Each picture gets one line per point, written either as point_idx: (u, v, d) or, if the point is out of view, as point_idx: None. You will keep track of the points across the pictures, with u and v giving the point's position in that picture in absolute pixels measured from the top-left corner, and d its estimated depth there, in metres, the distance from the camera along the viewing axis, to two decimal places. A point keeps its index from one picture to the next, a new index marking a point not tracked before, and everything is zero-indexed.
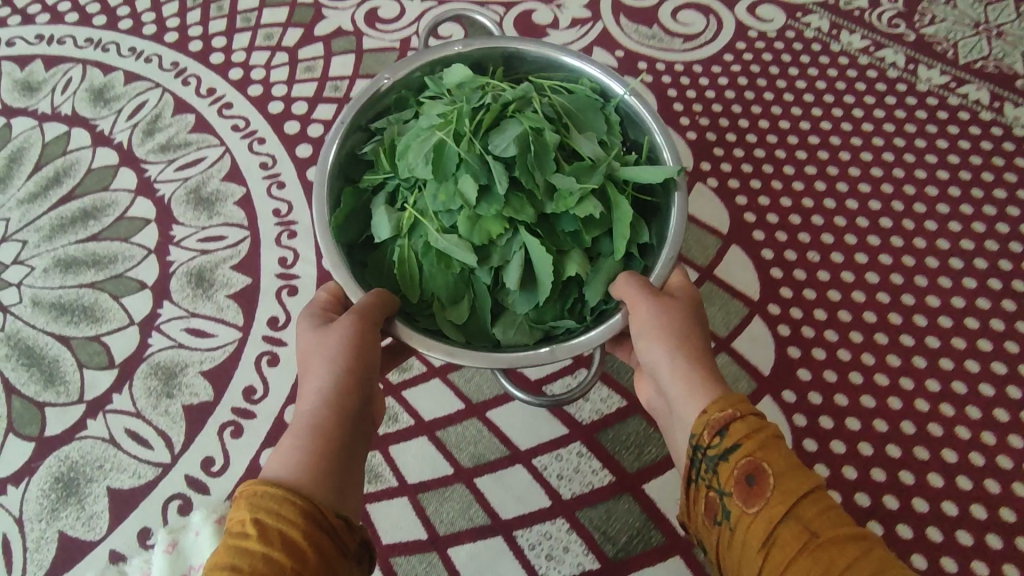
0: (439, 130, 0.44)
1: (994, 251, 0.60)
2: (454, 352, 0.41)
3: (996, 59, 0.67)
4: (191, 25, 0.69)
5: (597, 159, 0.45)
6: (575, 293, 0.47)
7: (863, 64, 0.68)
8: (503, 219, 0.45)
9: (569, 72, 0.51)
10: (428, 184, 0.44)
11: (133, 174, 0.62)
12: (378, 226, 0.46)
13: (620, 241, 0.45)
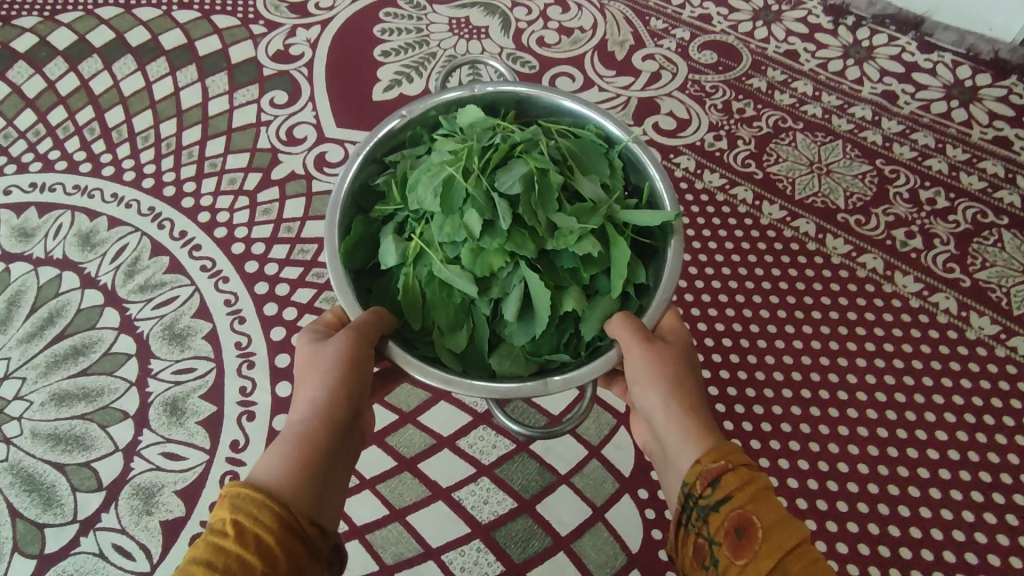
0: (449, 165, 0.50)
1: (896, 366, 0.64)
2: (450, 379, 0.46)
3: (867, 181, 0.75)
4: (166, 171, 0.81)
5: (597, 200, 0.52)
6: (570, 329, 0.53)
7: (719, 200, 0.75)
8: (504, 252, 0.50)
9: (576, 118, 0.58)
10: (435, 216, 0.50)
11: (117, 313, 0.70)
12: (386, 254, 0.52)
13: (618, 280, 0.51)
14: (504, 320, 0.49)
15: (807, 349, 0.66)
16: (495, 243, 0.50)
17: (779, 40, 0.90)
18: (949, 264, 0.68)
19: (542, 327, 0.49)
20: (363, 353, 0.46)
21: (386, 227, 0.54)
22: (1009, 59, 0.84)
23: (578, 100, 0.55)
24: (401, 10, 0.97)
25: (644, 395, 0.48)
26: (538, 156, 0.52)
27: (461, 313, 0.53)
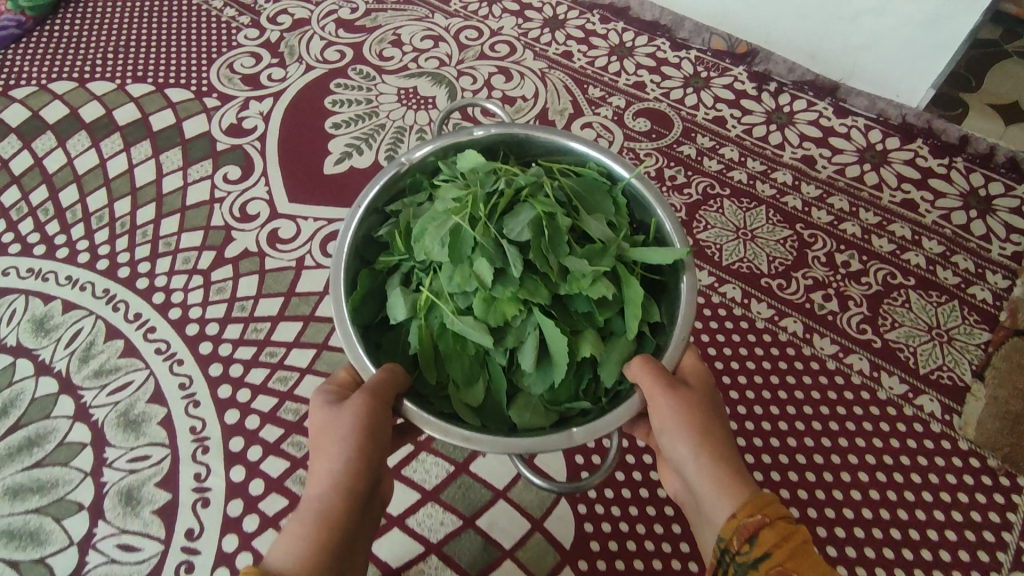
0: (456, 218, 0.57)
1: (818, 429, 0.69)
2: (471, 438, 0.52)
3: (789, 245, 0.81)
4: (120, 251, 0.83)
5: (604, 240, 0.58)
6: (587, 373, 0.59)
7: None
8: (516, 300, 0.56)
9: (576, 158, 0.66)
10: (446, 266, 0.56)
11: (71, 401, 0.71)
12: (397, 306, 0.58)
13: (631, 321, 0.58)
14: (523, 369, 0.55)
15: (733, 413, 0.70)
16: (508, 291, 0.56)
17: (707, 106, 0.96)
18: (862, 325, 0.74)
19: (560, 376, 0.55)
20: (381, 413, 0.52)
21: (396, 276, 0.60)
22: (916, 122, 0.91)
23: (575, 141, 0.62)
24: (351, 81, 1.01)
25: (672, 443, 0.53)
26: (542, 202, 0.58)
27: (477, 359, 0.59)
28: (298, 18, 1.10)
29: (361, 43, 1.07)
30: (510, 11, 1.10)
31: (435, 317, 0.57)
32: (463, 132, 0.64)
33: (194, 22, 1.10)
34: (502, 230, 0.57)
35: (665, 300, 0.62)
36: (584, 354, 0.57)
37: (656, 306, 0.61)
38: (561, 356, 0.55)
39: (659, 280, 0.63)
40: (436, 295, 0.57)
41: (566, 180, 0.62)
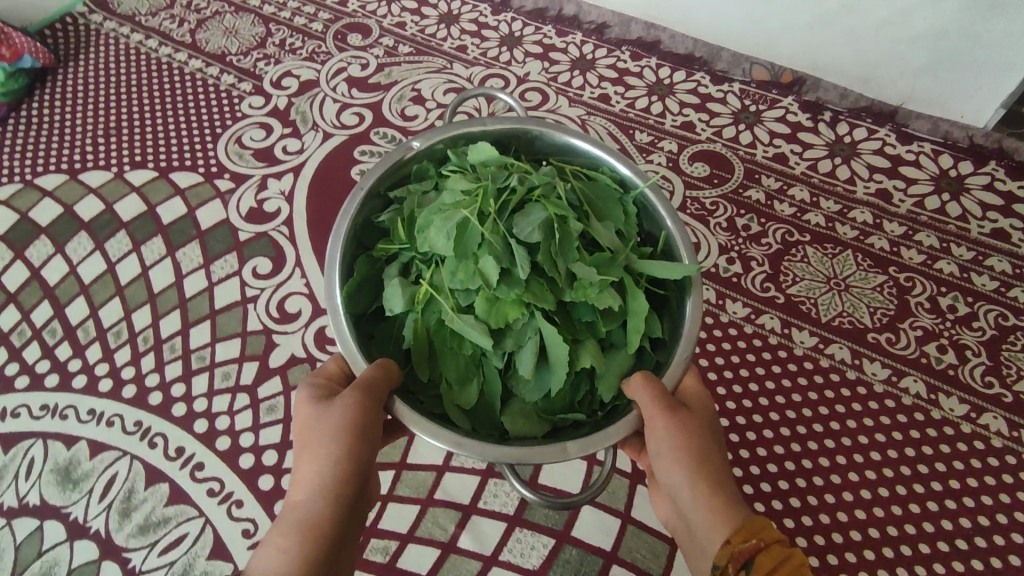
0: (464, 211, 0.53)
1: (972, 507, 0.63)
2: (461, 445, 0.48)
3: (888, 293, 0.75)
4: (147, 373, 0.72)
5: (615, 249, 0.56)
6: (583, 386, 0.57)
7: (749, 332, 0.73)
8: (520, 302, 0.53)
9: (590, 160, 0.63)
10: (449, 262, 0.53)
11: (117, 567, 0.62)
12: (393, 299, 0.55)
13: (635, 333, 0.55)
14: (520, 375, 0.52)
15: (875, 498, 0.64)
16: (513, 294, 0.53)
17: (764, 143, 0.90)
18: (987, 378, 0.69)
19: (558, 382, 0.52)
20: (372, 415, 0.49)
21: (393, 264, 0.58)
22: (985, 144, 0.88)
23: (593, 145, 0.60)
24: (377, 147, 0.92)
25: (668, 468, 0.51)
26: (556, 203, 0.55)
27: (471, 363, 0.56)
28: (305, 80, 1.01)
29: (379, 102, 0.98)
30: (533, 54, 1.04)
31: (432, 312, 0.54)
32: (476, 120, 0.61)
33: (190, 95, 1.00)
34: (512, 228, 0.54)
35: (667, 313, 0.59)
36: (585, 364, 0.54)
37: (660, 321, 0.58)
38: (561, 363, 0.52)
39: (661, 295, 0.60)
40: (435, 290, 0.54)
41: (579, 183, 0.59)
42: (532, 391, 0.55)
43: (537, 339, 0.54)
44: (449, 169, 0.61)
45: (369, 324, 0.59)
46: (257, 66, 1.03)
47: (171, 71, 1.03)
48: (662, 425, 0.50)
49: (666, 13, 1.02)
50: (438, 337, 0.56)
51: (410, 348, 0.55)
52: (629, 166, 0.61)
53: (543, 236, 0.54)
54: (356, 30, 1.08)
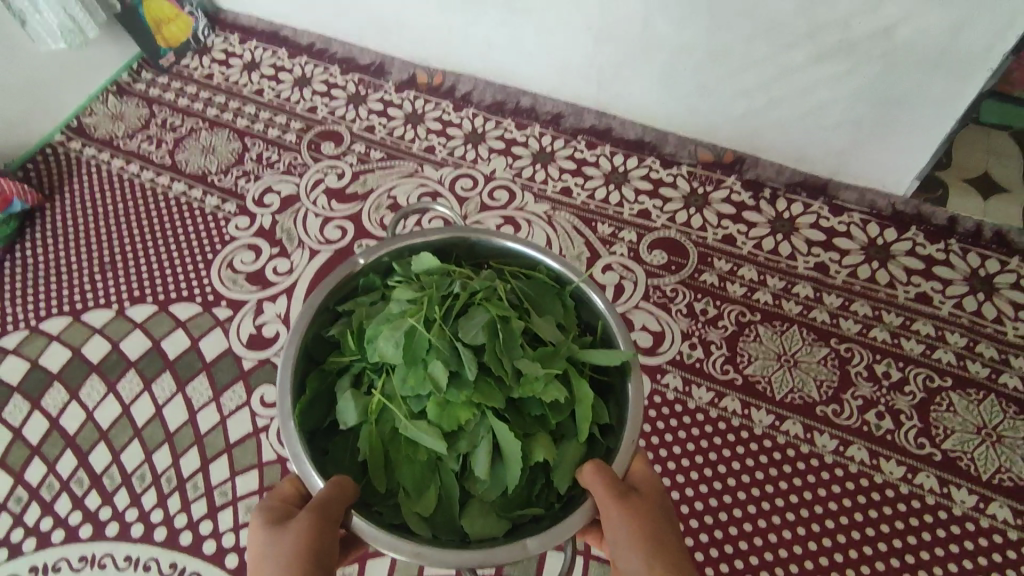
0: (413, 321, 0.62)
1: (913, 562, 0.73)
2: (423, 552, 0.56)
3: (831, 365, 0.85)
4: (175, 514, 0.82)
5: (558, 344, 0.65)
6: (539, 476, 0.64)
7: (714, 416, 0.83)
8: (471, 404, 0.61)
9: (527, 263, 0.73)
10: (401, 370, 0.61)
11: None
12: (348, 410, 0.62)
13: (582, 422, 0.63)
14: (477, 474, 0.59)
15: (829, 563, 0.74)
16: (462, 394, 0.61)
17: (714, 225, 1.00)
18: (919, 440, 0.79)
19: (515, 478, 0.59)
20: (321, 533, 0.54)
21: (346, 376, 0.65)
22: (905, 210, 0.99)
23: (527, 249, 0.71)
24: None
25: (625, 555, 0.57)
26: (498, 306, 0.64)
27: (428, 468, 0.62)
28: (286, 195, 1.08)
29: (359, 212, 1.05)
30: (497, 150, 1.13)
31: (386, 421, 0.62)
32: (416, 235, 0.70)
33: (176, 218, 1.06)
34: (459, 332, 0.62)
35: (614, 398, 0.68)
36: (540, 458, 0.61)
37: (608, 408, 0.67)
38: (513, 457, 0.59)
39: (605, 381, 0.69)
40: (390, 399, 0.62)
41: (518, 283, 0.69)
42: (489, 490, 0.62)
43: (489, 438, 0.61)
44: (395, 280, 0.70)
45: (324, 438, 0.65)
46: (238, 184, 1.10)
47: (156, 197, 1.09)
48: (614, 515, 0.57)
49: (615, 104, 1.11)
50: (394, 445, 0.63)
51: (369, 457, 0.61)
52: (563, 264, 0.72)
53: (488, 337, 0.62)
54: (328, 139, 1.16)
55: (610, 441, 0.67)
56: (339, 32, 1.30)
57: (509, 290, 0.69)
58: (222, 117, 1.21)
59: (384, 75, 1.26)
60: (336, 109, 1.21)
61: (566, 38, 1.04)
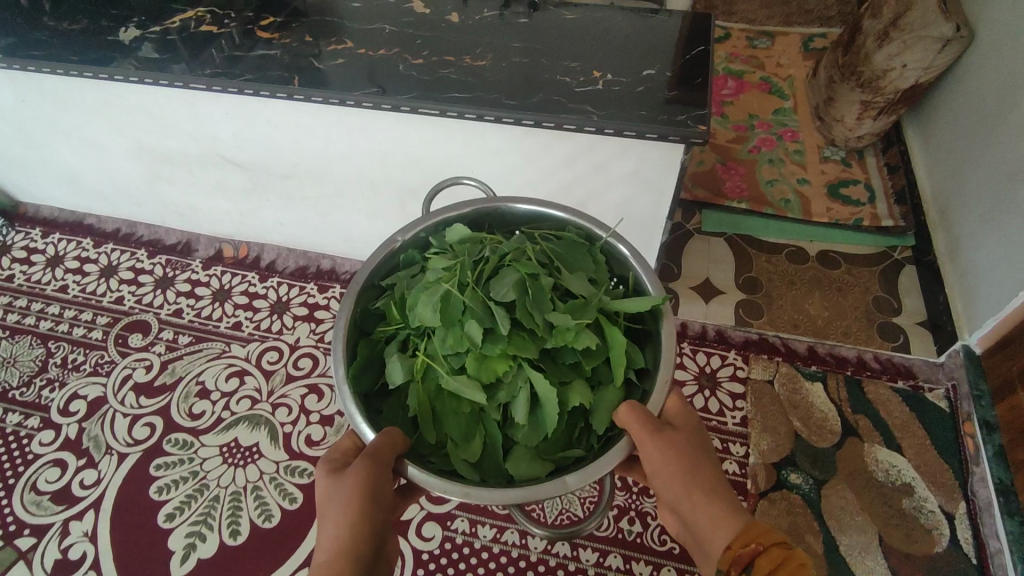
0: (446, 285, 0.65)
1: None
2: (470, 492, 0.59)
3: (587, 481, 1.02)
4: None
5: (588, 296, 0.68)
6: (580, 422, 0.67)
7: (496, 550, 0.96)
8: (506, 357, 0.64)
9: (558, 224, 0.79)
10: (439, 332, 0.64)
11: None
12: (395, 372, 0.66)
13: (617, 367, 0.66)
14: (515, 419, 0.62)
15: None
16: (499, 347, 0.64)
17: None
18: (662, 536, 0.95)
19: (552, 419, 0.62)
20: (379, 474, 0.59)
21: (392, 341, 0.70)
22: None
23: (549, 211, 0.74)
24: (170, 456, 1.05)
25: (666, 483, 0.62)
26: (527, 266, 0.68)
27: (472, 419, 0.66)
28: (92, 399, 1.12)
29: (167, 404, 1.11)
30: (301, 317, 1.23)
31: (432, 378, 0.66)
32: (446, 211, 0.77)
33: None
34: (490, 292, 0.65)
35: (649, 346, 0.71)
36: (576, 402, 0.64)
37: (642, 353, 0.70)
38: (551, 402, 0.62)
39: (641, 328, 0.73)
40: (431, 358, 0.66)
41: (547, 245, 0.73)
42: (529, 436, 0.65)
43: (527, 389, 0.64)
44: (431, 252, 0.75)
45: (379, 401, 0.70)
46: (42, 395, 1.12)
47: None
48: (652, 447, 0.61)
49: None
50: (441, 399, 0.66)
51: (418, 413, 0.65)
52: (590, 223, 0.76)
53: (519, 295, 0.65)
54: (136, 330, 1.22)
55: (648, 386, 0.69)
56: (144, 217, 1.37)
57: (537, 252, 0.72)
58: (23, 321, 1.23)
59: (191, 253, 1.34)
60: (143, 296, 1.27)
61: (338, 220, 1.20)
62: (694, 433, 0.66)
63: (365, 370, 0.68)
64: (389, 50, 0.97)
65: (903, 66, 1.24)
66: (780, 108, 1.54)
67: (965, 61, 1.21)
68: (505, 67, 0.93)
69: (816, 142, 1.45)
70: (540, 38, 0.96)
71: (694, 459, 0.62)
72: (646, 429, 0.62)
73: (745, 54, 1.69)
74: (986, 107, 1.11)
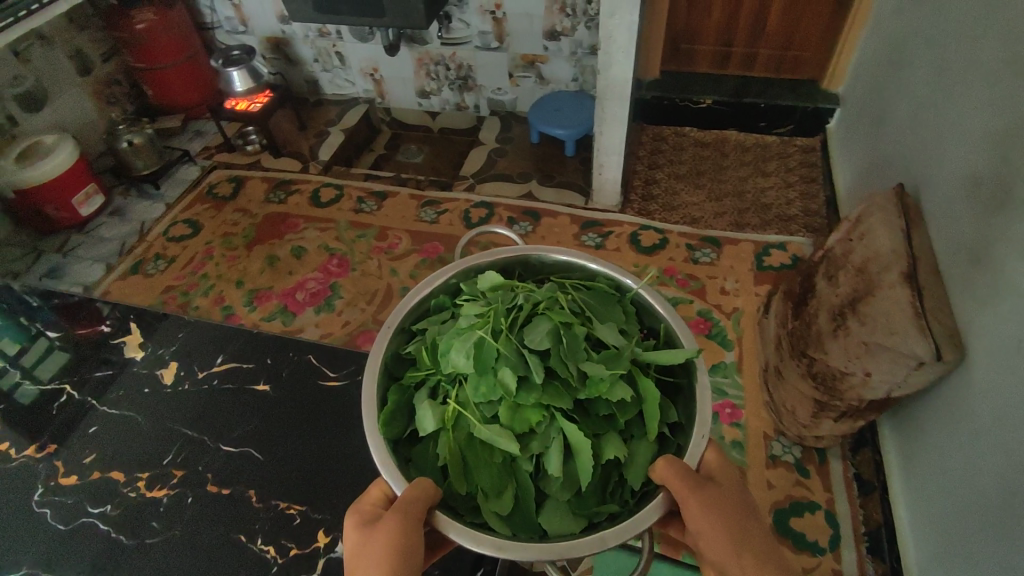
0: (483, 330, 0.70)
1: None
2: (504, 545, 0.60)
3: None
4: None
5: (620, 346, 0.73)
6: (613, 475, 0.71)
7: None
8: (540, 406, 0.69)
9: (585, 274, 0.86)
10: (475, 378, 0.69)
11: None
12: (426, 418, 0.70)
13: (650, 422, 0.71)
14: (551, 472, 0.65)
15: None
16: (532, 397, 0.69)
17: None
18: None
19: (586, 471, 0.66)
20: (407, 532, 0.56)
21: (423, 387, 0.74)
22: None
23: (575, 261, 0.82)
24: None
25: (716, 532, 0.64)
26: (560, 312, 0.74)
27: (505, 470, 0.69)
28: None
29: None
30: None
31: (463, 427, 0.69)
32: (477, 259, 0.85)
33: None
34: (525, 339, 0.70)
35: (681, 396, 0.76)
36: (608, 455, 0.69)
37: (676, 409, 0.75)
38: (584, 453, 0.67)
39: (671, 379, 0.78)
40: (464, 405, 0.70)
41: (577, 295, 0.79)
42: (561, 490, 0.68)
43: (560, 437, 0.68)
44: (463, 299, 0.83)
45: (404, 449, 0.72)
46: None
47: None
48: (696, 505, 0.62)
49: None
50: (469, 450, 0.69)
51: (447, 463, 0.68)
52: (618, 275, 0.84)
53: (553, 342, 0.70)
54: None
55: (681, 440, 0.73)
56: None
57: (570, 300, 0.79)
58: None
59: None
60: None
61: None
62: (722, 473, 0.68)
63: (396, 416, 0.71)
64: (65, 479, 0.67)
65: (865, 374, 0.88)
66: (720, 363, 1.18)
67: (953, 380, 0.84)
68: (155, 557, 0.61)
69: (762, 430, 1.07)
70: (264, 445, 0.67)
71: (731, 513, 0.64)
72: (689, 486, 0.62)
73: (683, 271, 1.35)
74: (981, 484, 0.75)
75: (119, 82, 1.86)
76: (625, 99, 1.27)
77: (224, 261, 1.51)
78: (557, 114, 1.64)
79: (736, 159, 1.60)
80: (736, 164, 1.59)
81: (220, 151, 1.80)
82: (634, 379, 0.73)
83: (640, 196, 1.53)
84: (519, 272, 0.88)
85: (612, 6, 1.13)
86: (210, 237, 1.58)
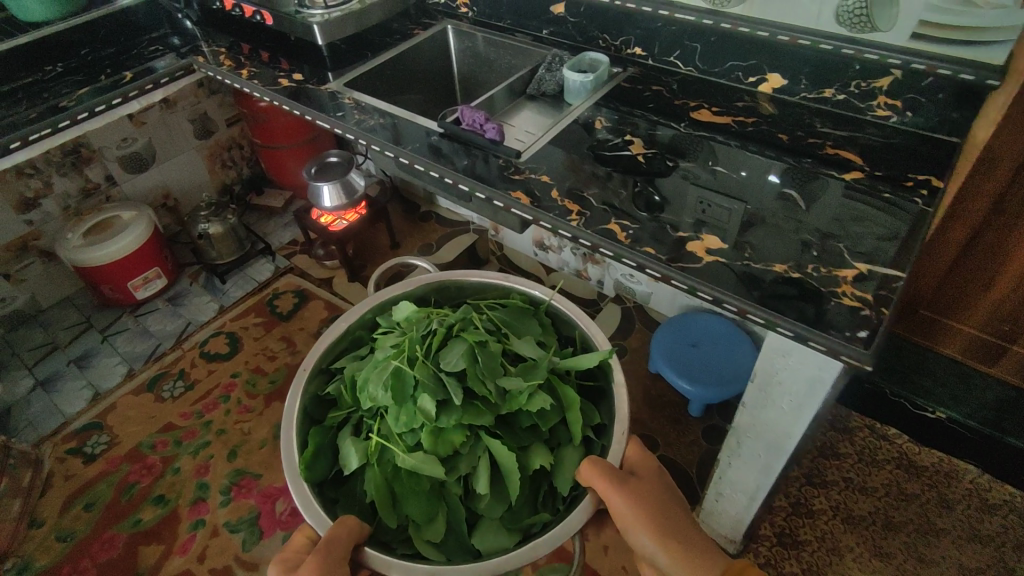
0: (395, 364, 0.79)
1: None
2: (434, 569, 0.70)
3: None
4: None
5: (533, 361, 0.83)
6: (544, 484, 0.84)
7: None
8: (460, 428, 0.79)
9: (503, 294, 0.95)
10: (393, 410, 0.78)
11: None
12: (350, 456, 0.79)
13: (572, 430, 0.82)
14: (478, 489, 0.75)
15: None
16: (452, 419, 0.78)
17: None
18: None
19: (514, 488, 0.76)
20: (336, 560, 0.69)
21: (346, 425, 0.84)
22: None
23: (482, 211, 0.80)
24: None
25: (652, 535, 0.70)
26: (472, 336, 0.83)
27: (435, 497, 0.79)
28: None
29: None
30: None
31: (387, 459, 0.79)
32: (389, 290, 0.93)
33: None
34: (441, 365, 0.79)
35: (601, 405, 0.86)
36: (535, 465, 0.80)
37: (598, 410, 0.85)
38: (512, 473, 0.77)
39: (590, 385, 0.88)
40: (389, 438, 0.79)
41: (494, 313, 0.89)
42: (491, 506, 0.79)
43: (486, 457, 0.79)
44: (379, 332, 0.90)
45: (334, 491, 0.81)
46: None
47: None
48: (617, 493, 0.71)
49: None
50: (398, 480, 0.79)
51: (375, 496, 0.77)
52: (531, 290, 0.93)
53: (467, 362, 0.80)
54: None
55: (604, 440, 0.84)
56: None
57: (485, 320, 0.89)
58: None
59: None
60: None
61: None
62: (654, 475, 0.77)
63: (323, 459, 0.79)
64: None
65: None
66: None
67: None
68: None
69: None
70: None
71: (655, 505, 0.72)
72: (609, 480, 0.72)
73: None
74: None
75: (241, 145, 1.73)
76: (777, 450, 0.77)
77: (235, 409, 1.28)
78: (690, 356, 1.16)
79: (961, 523, 1.02)
80: (958, 533, 1.01)
81: (303, 252, 1.60)
82: (553, 389, 0.84)
83: (777, 534, 1.01)
84: (436, 300, 0.97)
85: (786, 344, 0.65)
86: (241, 366, 1.36)
